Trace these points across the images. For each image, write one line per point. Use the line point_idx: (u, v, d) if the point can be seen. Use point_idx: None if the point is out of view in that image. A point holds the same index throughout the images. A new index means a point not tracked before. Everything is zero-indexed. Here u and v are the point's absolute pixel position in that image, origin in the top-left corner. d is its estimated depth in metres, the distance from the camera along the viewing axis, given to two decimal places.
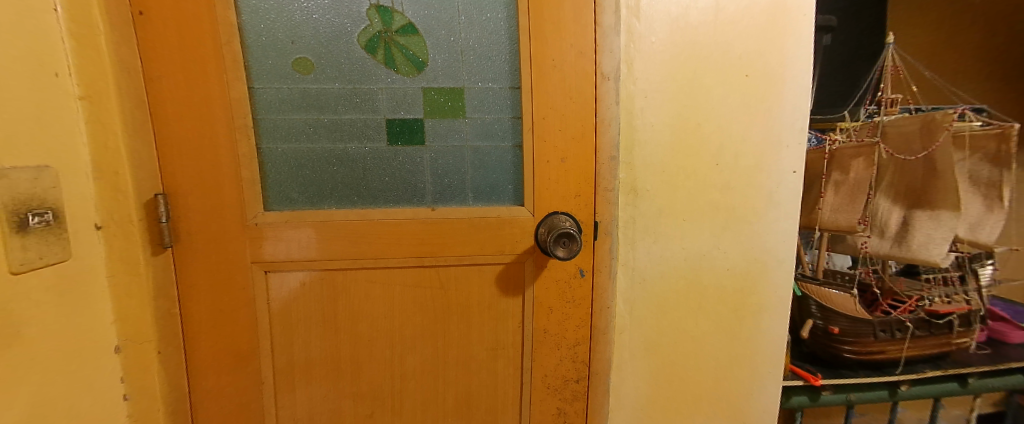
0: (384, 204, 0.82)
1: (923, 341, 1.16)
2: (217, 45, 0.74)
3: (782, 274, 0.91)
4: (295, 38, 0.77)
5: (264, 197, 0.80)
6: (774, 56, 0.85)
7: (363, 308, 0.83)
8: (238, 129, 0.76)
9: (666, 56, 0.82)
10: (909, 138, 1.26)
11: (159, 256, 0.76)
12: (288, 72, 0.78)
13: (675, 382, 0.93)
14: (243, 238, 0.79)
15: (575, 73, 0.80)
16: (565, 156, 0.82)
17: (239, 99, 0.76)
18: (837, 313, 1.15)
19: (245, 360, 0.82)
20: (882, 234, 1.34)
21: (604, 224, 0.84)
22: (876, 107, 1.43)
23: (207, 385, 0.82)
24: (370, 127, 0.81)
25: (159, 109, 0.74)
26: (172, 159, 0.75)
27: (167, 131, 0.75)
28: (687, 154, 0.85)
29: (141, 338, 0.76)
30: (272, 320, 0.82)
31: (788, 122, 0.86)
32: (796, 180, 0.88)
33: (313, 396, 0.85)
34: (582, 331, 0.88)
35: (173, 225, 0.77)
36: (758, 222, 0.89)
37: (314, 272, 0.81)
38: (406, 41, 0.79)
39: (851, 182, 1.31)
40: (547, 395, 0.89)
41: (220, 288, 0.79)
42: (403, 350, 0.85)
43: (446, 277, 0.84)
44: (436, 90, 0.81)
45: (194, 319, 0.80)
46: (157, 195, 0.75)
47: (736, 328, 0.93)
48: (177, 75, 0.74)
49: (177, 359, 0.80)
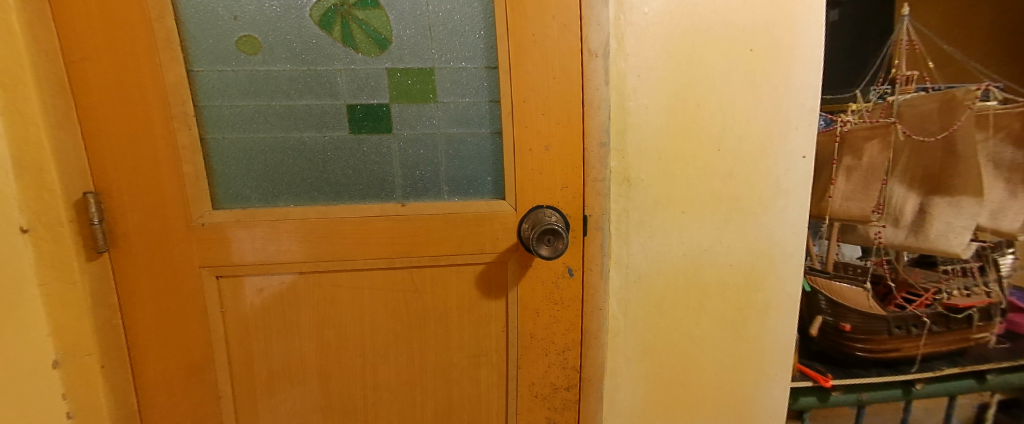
0: (348, 200, 0.74)
1: (940, 338, 1.09)
2: (147, 23, 0.65)
3: (791, 268, 0.83)
4: (237, 13, 0.68)
5: (212, 194, 0.72)
6: (782, 28, 0.76)
7: (330, 314, 0.75)
8: (176, 118, 0.67)
9: (662, 30, 0.73)
10: (925, 118, 1.17)
11: (96, 261, 0.68)
12: (231, 52, 0.69)
13: (675, 387, 0.85)
14: (189, 240, 0.70)
15: (559, 49, 0.71)
16: (550, 143, 0.73)
17: (176, 84, 0.67)
18: (849, 309, 1.08)
19: (200, 373, 0.74)
20: (897, 223, 1.23)
21: (595, 218, 0.76)
22: (889, 86, 1.35)
23: (160, 402, 0.74)
24: (329, 113, 0.72)
25: (83, 95, 0.65)
26: (102, 153, 0.66)
27: (95, 120, 0.65)
28: (686, 139, 0.77)
29: (80, 352, 0.69)
30: (228, 330, 0.74)
31: (799, 101, 0.78)
32: (806, 165, 0.80)
33: (277, 412, 0.78)
34: (572, 336, 0.80)
35: (109, 227, 0.68)
36: (765, 213, 0.81)
37: (274, 276, 0.73)
38: (366, 16, 0.70)
39: (864, 167, 1.23)
40: (536, 405, 0.81)
41: (167, 297, 0.71)
42: (375, 359, 0.78)
43: (421, 279, 0.76)
44: (403, 71, 0.72)
45: (139, 331, 0.72)
46: (87, 194, 0.66)
47: (741, 328, 0.85)
48: (102, 56, 0.64)
49: (122, 374, 0.72)
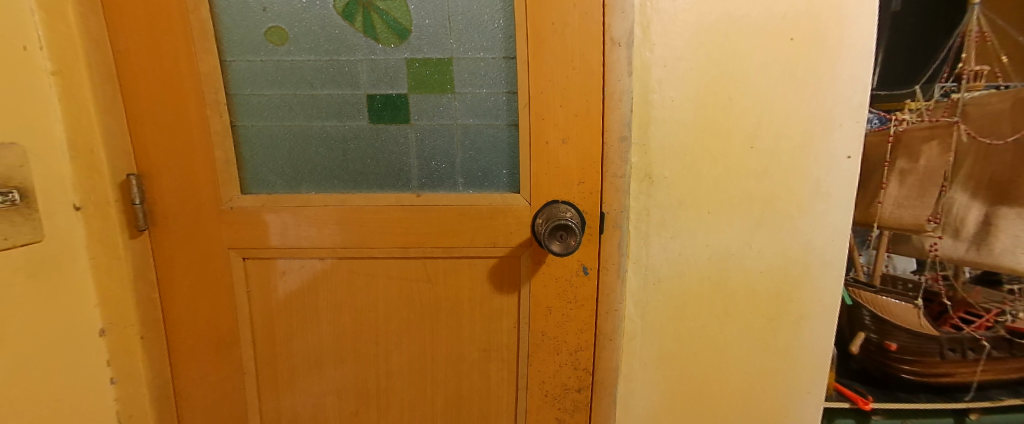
0: (366, 189, 0.76)
1: (1002, 364, 1.03)
2: (185, 14, 0.69)
3: (829, 278, 0.77)
4: (267, 4, 0.71)
5: (241, 179, 0.75)
6: (828, 15, 0.70)
7: (346, 299, 0.77)
8: (210, 106, 0.71)
9: (692, 17, 0.69)
10: (996, 118, 1.03)
11: (138, 239, 0.73)
12: (260, 43, 0.72)
13: (694, 398, 0.81)
14: (219, 222, 0.74)
15: (579, 39, 0.68)
16: (567, 137, 0.71)
17: (210, 73, 0.71)
18: (896, 327, 1.03)
19: (226, 349, 0.78)
20: (956, 235, 1.10)
21: (612, 215, 0.73)
22: (955, 83, 1.23)
23: (190, 374, 0.79)
24: (350, 103, 0.74)
25: (131, 83, 0.70)
26: (145, 138, 0.71)
27: (140, 107, 0.70)
28: (716, 135, 0.72)
29: (124, 322, 0.73)
30: (252, 310, 0.78)
31: (845, 95, 0.71)
32: (852, 166, 0.73)
33: (296, 391, 0.81)
34: (584, 336, 0.78)
35: (150, 207, 0.73)
36: (801, 217, 0.75)
37: (295, 260, 0.76)
38: (386, 6, 0.71)
39: (921, 171, 1.11)
40: (545, 404, 0.80)
41: (199, 275, 0.76)
42: (388, 346, 0.79)
43: (434, 270, 0.76)
44: (422, 61, 0.72)
45: (174, 305, 0.76)
46: (130, 176, 0.71)
47: (770, 340, 0.80)
48: (147, 46, 0.69)
49: (159, 346, 0.77)
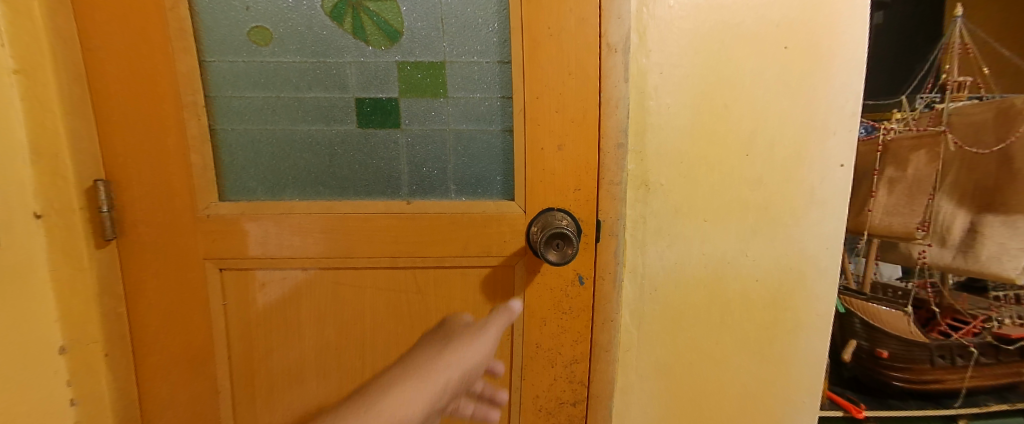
0: (354, 196, 0.72)
1: (988, 370, 1.05)
2: (162, 12, 0.65)
3: (823, 286, 0.77)
4: (250, 4, 0.68)
5: (219, 185, 0.71)
6: (820, 24, 0.70)
7: (331, 312, 0.74)
8: (187, 108, 0.67)
9: (689, 24, 0.69)
10: (979, 128, 1.06)
11: (105, 249, 0.68)
12: (243, 43, 0.69)
13: (691, 409, 0.80)
14: (195, 230, 0.70)
15: (576, 44, 0.67)
16: (563, 143, 0.69)
17: (188, 74, 0.67)
18: (886, 334, 1.04)
19: (200, 366, 0.73)
20: (943, 242, 1.11)
21: (609, 223, 0.72)
22: (938, 94, 1.27)
23: (160, 394, 0.73)
24: (338, 107, 0.71)
25: (100, 83, 0.65)
26: (115, 141, 0.67)
27: (110, 108, 0.66)
28: (712, 142, 0.72)
29: (86, 339, 0.68)
30: (229, 324, 0.73)
31: (837, 103, 0.72)
32: (844, 174, 0.74)
33: (274, 410, 0.76)
34: (580, 348, 0.75)
35: (118, 215, 0.68)
36: (796, 225, 0.75)
37: (277, 271, 0.72)
38: (377, 7, 0.69)
39: (908, 179, 1.15)
40: (540, 419, 0.77)
41: (171, 287, 0.71)
42: (375, 361, 0.75)
43: (424, 280, 0.73)
44: (413, 64, 0.70)
45: (143, 321, 0.71)
46: (97, 181, 0.66)
47: (766, 349, 0.79)
48: (121, 45, 0.65)
49: (125, 364, 0.71)
